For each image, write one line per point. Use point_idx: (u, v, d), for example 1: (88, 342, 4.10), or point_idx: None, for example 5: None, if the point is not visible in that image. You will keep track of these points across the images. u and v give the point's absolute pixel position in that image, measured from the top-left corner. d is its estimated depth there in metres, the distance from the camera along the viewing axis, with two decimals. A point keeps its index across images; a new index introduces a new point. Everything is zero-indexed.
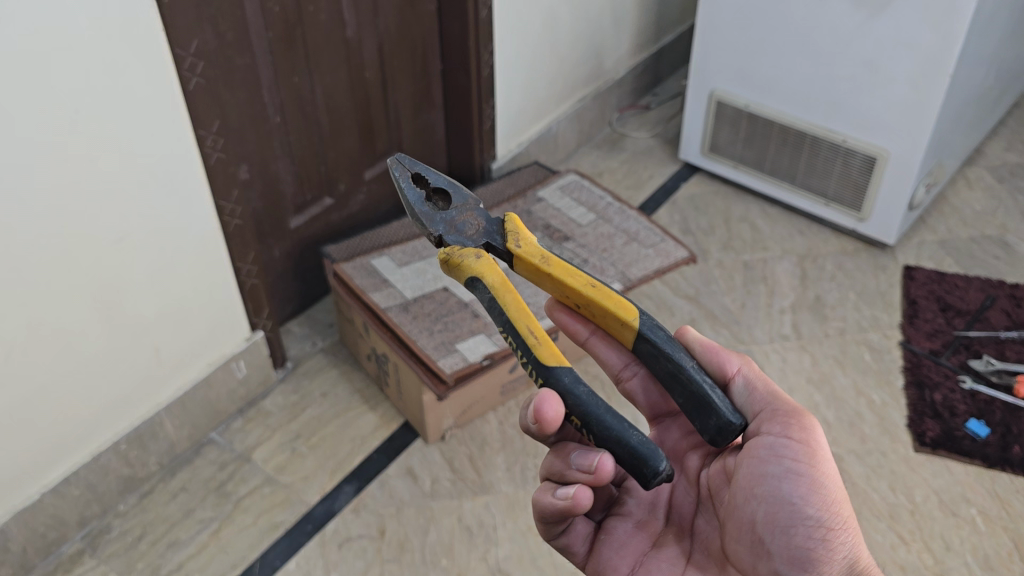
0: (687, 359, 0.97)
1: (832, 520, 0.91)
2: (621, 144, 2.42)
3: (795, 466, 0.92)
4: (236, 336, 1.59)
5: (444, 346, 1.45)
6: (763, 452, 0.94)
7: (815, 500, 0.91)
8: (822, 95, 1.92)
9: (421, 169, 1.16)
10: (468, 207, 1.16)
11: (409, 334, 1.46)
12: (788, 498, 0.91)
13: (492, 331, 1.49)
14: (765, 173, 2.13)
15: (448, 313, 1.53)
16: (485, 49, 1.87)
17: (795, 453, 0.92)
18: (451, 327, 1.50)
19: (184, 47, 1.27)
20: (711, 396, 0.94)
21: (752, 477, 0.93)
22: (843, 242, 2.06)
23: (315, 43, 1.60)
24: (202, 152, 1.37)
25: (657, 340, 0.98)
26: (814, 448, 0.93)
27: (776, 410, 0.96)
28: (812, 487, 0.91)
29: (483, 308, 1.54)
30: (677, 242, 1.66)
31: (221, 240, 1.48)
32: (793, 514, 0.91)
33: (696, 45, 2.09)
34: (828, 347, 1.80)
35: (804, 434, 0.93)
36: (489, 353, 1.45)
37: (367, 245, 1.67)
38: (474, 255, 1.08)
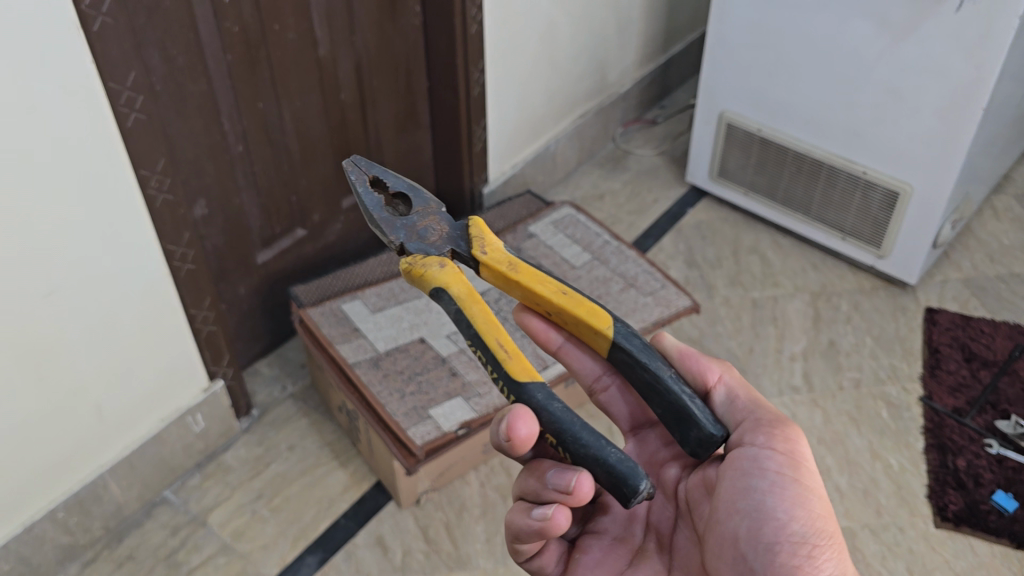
0: (665, 368, 0.90)
1: (820, 537, 0.83)
2: (624, 162, 2.28)
3: (778, 479, 0.85)
4: (193, 387, 1.45)
5: (415, 412, 1.30)
6: (746, 465, 0.86)
7: (800, 514, 0.84)
8: (842, 122, 1.76)
9: (379, 171, 1.05)
10: (430, 211, 1.05)
11: (377, 396, 1.32)
12: (772, 513, 0.84)
13: (470, 393, 1.33)
14: (777, 202, 1.98)
15: (422, 370, 1.36)
16: (474, 67, 1.72)
17: (779, 466, 0.85)
18: (425, 388, 1.34)
19: (120, 80, 1.11)
20: (690, 407, 0.88)
21: (734, 491, 0.86)
22: (861, 280, 1.91)
23: (282, 65, 1.44)
24: (146, 195, 1.22)
25: (633, 349, 0.92)
26: (799, 461, 0.86)
27: (759, 419, 0.90)
28: (797, 501, 0.84)
29: (461, 364, 1.38)
30: (679, 289, 1.51)
31: (171, 287, 1.33)
32: (778, 532, 0.83)
33: (706, 63, 1.93)
34: (842, 402, 1.65)
35: (789, 446, 0.87)
36: (466, 420, 1.30)
37: (339, 286, 1.53)
38: (436, 264, 0.98)
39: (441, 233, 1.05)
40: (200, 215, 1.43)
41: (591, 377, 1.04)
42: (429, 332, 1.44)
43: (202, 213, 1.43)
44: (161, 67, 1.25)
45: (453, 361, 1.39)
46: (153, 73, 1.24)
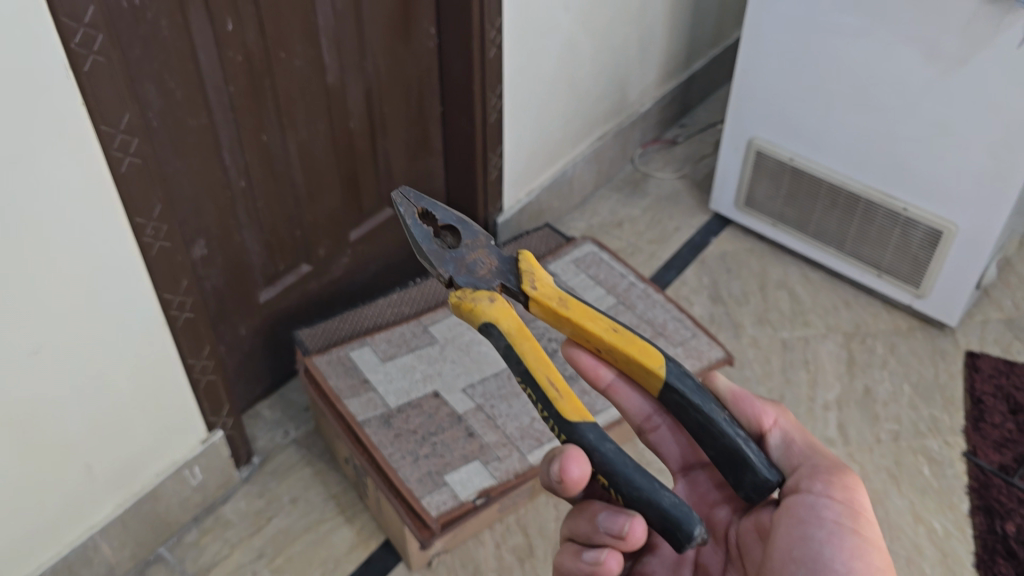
0: (719, 412, 0.89)
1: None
2: (644, 186, 2.17)
3: (834, 528, 0.83)
4: (190, 439, 1.35)
5: (430, 478, 1.20)
6: (802, 513, 0.85)
7: (859, 566, 0.81)
8: (881, 155, 1.66)
9: (427, 203, 1.02)
10: (479, 244, 1.01)
11: (389, 459, 1.22)
12: (829, 564, 0.82)
13: (489, 456, 1.24)
14: (808, 235, 1.87)
15: (437, 430, 1.27)
16: (493, 93, 1.60)
17: (836, 516, 0.84)
18: (441, 450, 1.24)
19: (113, 123, 1.00)
20: (745, 451, 0.87)
21: (789, 538, 0.84)
22: (896, 319, 1.81)
23: (288, 95, 1.33)
24: (141, 243, 1.12)
25: (685, 390, 0.91)
26: (858, 512, 0.84)
27: (816, 465, 0.88)
28: (856, 552, 0.82)
29: (478, 422, 1.29)
30: (711, 339, 1.41)
31: (169, 338, 1.23)
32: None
33: (735, 88, 1.83)
34: (880, 457, 1.55)
35: (847, 497, 0.85)
36: (485, 488, 1.20)
37: (346, 330, 1.43)
38: (487, 299, 0.96)
39: (489, 266, 1.02)
40: (198, 256, 1.32)
41: (642, 417, 1.03)
42: (444, 385, 1.34)
43: (201, 253, 1.33)
44: (158, 101, 1.14)
45: (469, 419, 1.29)
46: (149, 108, 1.14)
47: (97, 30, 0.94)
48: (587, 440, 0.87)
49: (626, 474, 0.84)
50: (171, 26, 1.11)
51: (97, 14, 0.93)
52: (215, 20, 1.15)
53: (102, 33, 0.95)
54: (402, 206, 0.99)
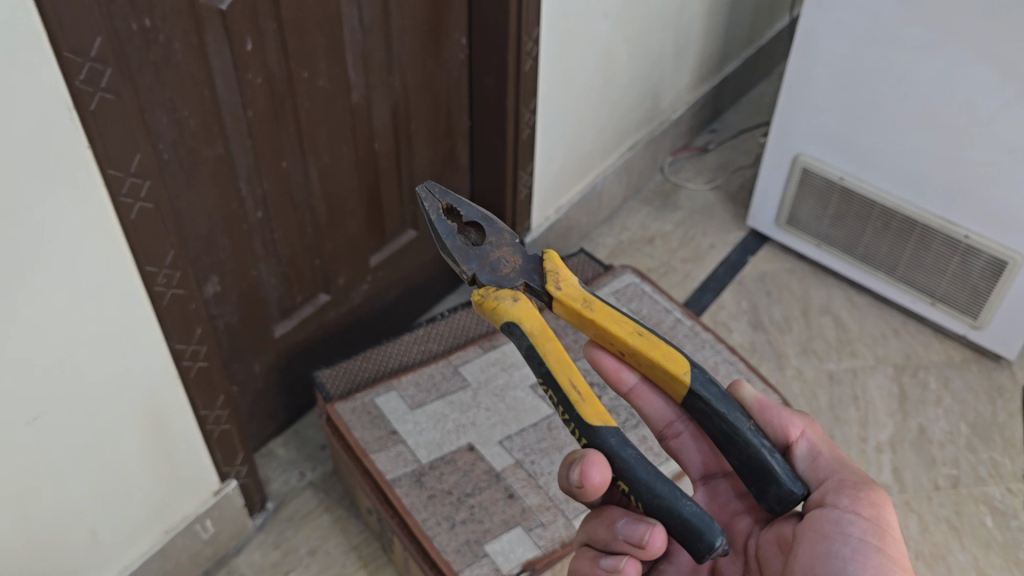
0: (745, 421, 0.85)
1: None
2: (675, 198, 2.04)
3: (860, 543, 0.78)
4: (202, 491, 1.24)
5: (468, 548, 1.09)
6: (826, 528, 0.80)
7: None
8: (941, 179, 1.54)
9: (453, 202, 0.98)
10: (504, 242, 0.97)
11: (422, 526, 1.11)
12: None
13: (532, 522, 1.13)
14: (855, 259, 1.76)
15: (474, 490, 1.16)
16: (527, 107, 1.47)
17: (862, 533, 0.79)
18: (478, 514, 1.13)
19: (123, 166, 0.88)
20: (771, 462, 0.84)
21: (811, 551, 0.79)
22: (948, 349, 1.71)
23: (310, 117, 1.20)
24: (152, 293, 1.00)
25: (711, 398, 0.87)
26: (886, 530, 0.79)
27: (843, 480, 0.84)
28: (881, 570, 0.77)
29: (518, 481, 1.18)
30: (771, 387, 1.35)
31: (180, 389, 1.11)
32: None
33: (782, 100, 1.70)
34: (939, 506, 1.46)
35: (875, 513, 0.80)
36: (528, 560, 1.09)
37: (370, 371, 1.31)
38: (509, 299, 0.90)
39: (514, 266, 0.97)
40: (211, 294, 1.20)
41: (663, 422, 0.98)
42: (478, 437, 1.23)
43: (214, 290, 1.21)
44: (169, 131, 1.02)
45: (509, 478, 1.18)
46: (159, 140, 1.01)
47: (105, 64, 0.82)
48: (608, 446, 0.83)
49: (647, 481, 0.80)
50: (185, 48, 0.98)
51: (104, 45, 0.81)
52: (233, 39, 1.03)
53: (110, 66, 0.82)
54: (426, 202, 0.95)
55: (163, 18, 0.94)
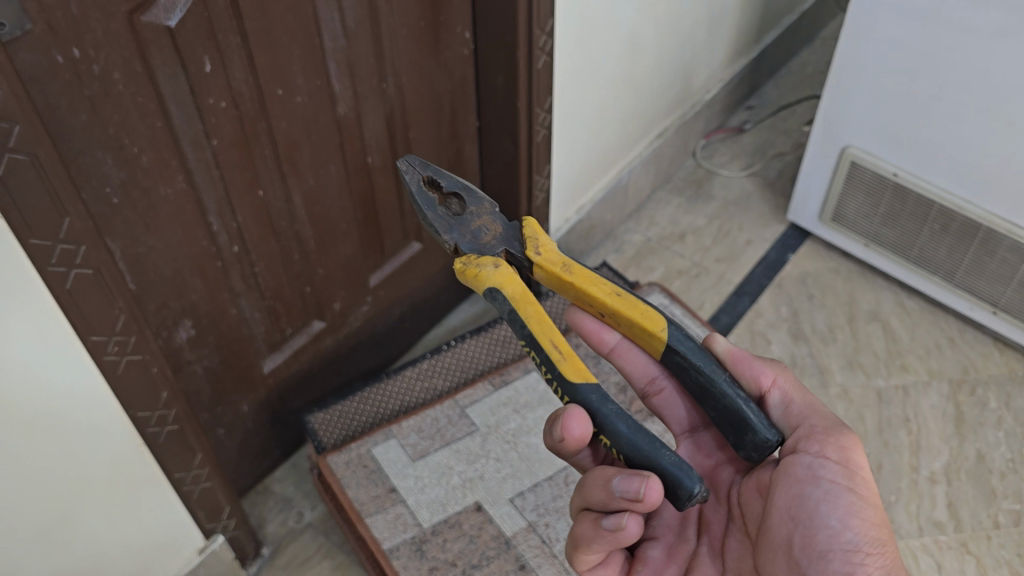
0: (720, 373, 0.78)
1: (876, 547, 0.73)
2: (707, 187, 1.88)
3: (832, 483, 0.75)
4: (185, 551, 1.12)
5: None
6: (800, 473, 0.77)
7: (855, 523, 0.74)
8: (1011, 179, 1.36)
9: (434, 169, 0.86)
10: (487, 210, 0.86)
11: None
12: (825, 522, 0.74)
13: None
14: (907, 260, 1.59)
15: (482, 561, 1.06)
16: (541, 107, 1.30)
17: (834, 476, 0.76)
18: None
19: (48, 234, 0.75)
20: (745, 412, 0.77)
21: (788, 494, 0.77)
22: (1010, 362, 1.54)
23: (289, 137, 1.05)
24: (103, 364, 0.87)
25: (686, 352, 0.79)
26: (855, 470, 0.76)
27: (815, 425, 0.80)
28: (853, 509, 0.74)
29: (530, 548, 1.07)
30: None
31: (149, 456, 0.99)
32: (831, 542, 0.73)
33: (829, 86, 1.53)
34: (1000, 547, 1.30)
35: (844, 452, 0.77)
36: None
37: (367, 415, 1.19)
38: (484, 263, 0.81)
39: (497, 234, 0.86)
40: (184, 339, 1.07)
41: (644, 379, 0.90)
42: (487, 494, 1.13)
43: (188, 334, 1.08)
44: (117, 173, 0.88)
45: (520, 546, 1.07)
46: (106, 183, 0.87)
47: (11, 121, 0.68)
48: (589, 403, 0.74)
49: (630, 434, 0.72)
50: (127, 78, 0.83)
51: (5, 100, 0.67)
52: (187, 61, 0.87)
53: (19, 123, 0.69)
54: (408, 175, 0.83)
55: (96, 47, 0.79)
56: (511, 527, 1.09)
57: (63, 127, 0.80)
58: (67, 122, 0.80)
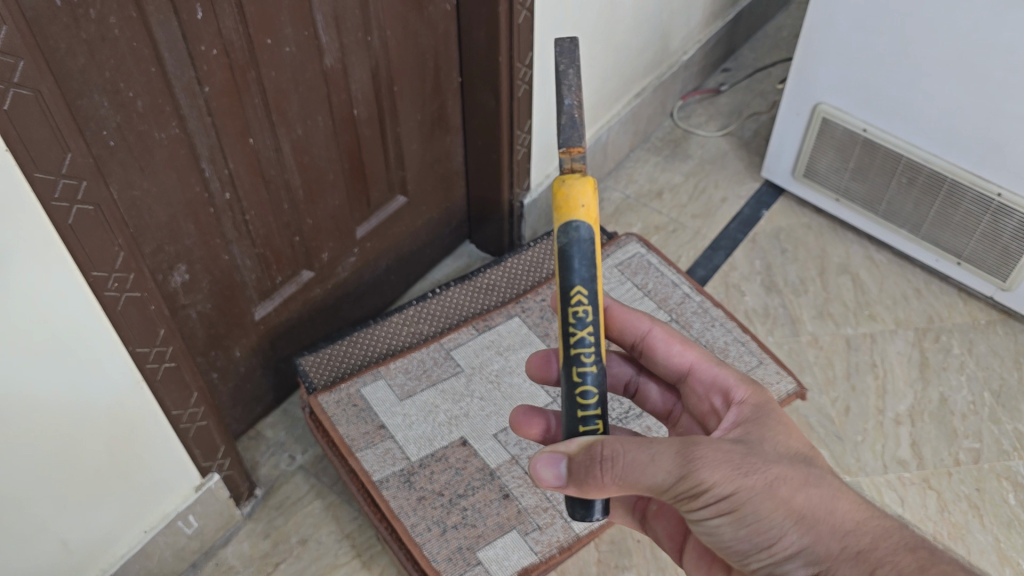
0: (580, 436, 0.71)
1: (774, 536, 0.68)
2: (685, 146, 1.93)
3: (711, 520, 0.68)
4: (182, 488, 1.17)
5: (460, 556, 1.10)
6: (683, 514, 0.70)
7: (745, 535, 0.68)
8: (975, 132, 1.42)
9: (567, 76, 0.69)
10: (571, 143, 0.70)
11: (411, 532, 1.12)
12: (725, 544, 0.70)
13: (528, 526, 1.14)
14: (876, 214, 1.65)
15: (468, 492, 1.16)
16: (522, 62, 1.34)
17: (708, 511, 0.67)
18: (472, 518, 1.14)
19: (52, 168, 0.79)
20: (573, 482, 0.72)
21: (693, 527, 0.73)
22: (973, 311, 1.60)
23: (277, 86, 1.09)
24: (103, 299, 0.91)
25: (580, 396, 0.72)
26: (718, 486, 0.66)
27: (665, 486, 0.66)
28: (734, 526, 0.68)
29: (513, 480, 1.18)
30: (782, 370, 1.33)
31: (147, 394, 1.03)
32: (739, 555, 0.70)
33: (801, 45, 1.58)
34: (960, 483, 1.36)
35: (696, 488, 0.66)
36: (523, 568, 1.10)
37: (356, 357, 1.29)
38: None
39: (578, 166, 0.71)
40: (179, 283, 1.12)
41: (630, 346, 0.92)
42: (472, 430, 1.24)
43: (183, 279, 1.12)
44: (113, 116, 0.91)
45: (504, 477, 1.18)
46: (102, 126, 0.91)
47: (16, 56, 0.72)
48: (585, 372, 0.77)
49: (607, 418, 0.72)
50: (122, 23, 0.86)
51: (11, 36, 0.71)
52: (179, 8, 0.91)
53: (22, 58, 0.72)
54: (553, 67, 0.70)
55: None
56: (494, 460, 1.20)
57: (60, 68, 0.84)
58: (66, 64, 0.84)
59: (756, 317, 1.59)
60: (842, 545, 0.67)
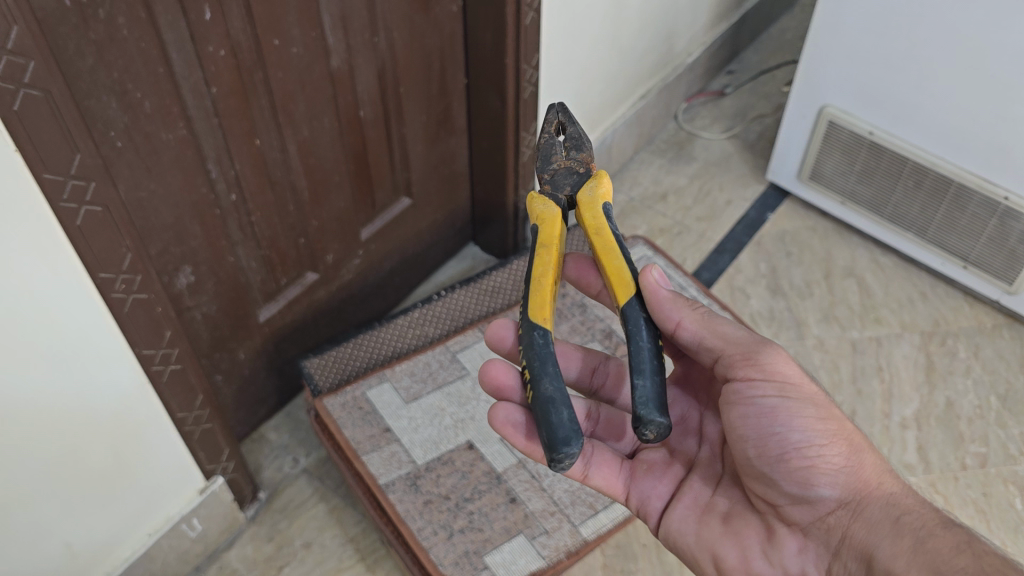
0: (545, 381, 0.78)
1: (824, 437, 0.81)
2: (689, 149, 1.92)
3: (766, 401, 0.82)
4: (186, 490, 1.16)
5: (467, 560, 1.10)
6: (738, 396, 0.84)
7: (798, 424, 0.81)
8: (983, 135, 1.42)
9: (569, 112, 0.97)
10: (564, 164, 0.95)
11: (418, 536, 1.11)
12: (771, 429, 0.82)
13: (535, 530, 1.13)
14: (882, 216, 1.65)
15: (475, 496, 1.16)
16: (529, 64, 1.33)
17: (768, 388, 0.83)
18: (478, 522, 1.13)
19: (61, 169, 0.78)
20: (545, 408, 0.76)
21: (730, 420, 0.85)
22: (978, 314, 1.60)
23: (285, 87, 1.08)
24: (109, 302, 0.90)
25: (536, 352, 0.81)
26: (792, 373, 0.84)
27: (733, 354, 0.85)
28: (790, 412, 0.82)
29: (520, 484, 1.18)
30: None
31: (153, 396, 1.02)
32: (781, 445, 0.81)
33: (808, 47, 1.57)
34: (966, 487, 1.35)
35: (769, 357, 0.83)
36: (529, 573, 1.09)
37: (362, 360, 1.30)
38: (604, 188, 0.91)
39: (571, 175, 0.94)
40: (184, 285, 1.11)
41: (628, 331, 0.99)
42: (478, 434, 1.24)
43: (188, 280, 1.11)
44: (121, 117, 0.91)
45: (510, 480, 1.18)
46: (110, 127, 0.90)
47: (27, 57, 0.71)
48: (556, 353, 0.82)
49: (542, 372, 0.79)
50: (131, 23, 0.86)
51: (22, 36, 0.70)
52: (188, 9, 0.90)
53: (33, 59, 0.72)
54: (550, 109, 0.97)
55: None
56: (500, 464, 1.19)
57: (69, 69, 0.83)
58: (75, 64, 0.83)
59: (761, 320, 1.59)
60: (878, 481, 0.80)
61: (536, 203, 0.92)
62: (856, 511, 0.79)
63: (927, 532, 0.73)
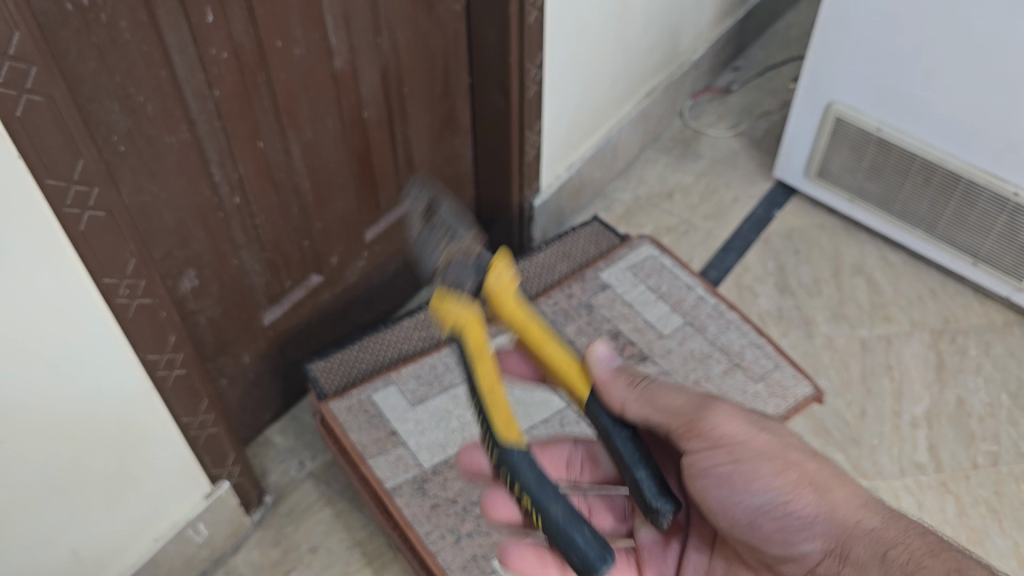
0: (555, 507, 0.73)
1: (787, 491, 0.74)
2: (695, 147, 1.91)
3: (721, 469, 0.76)
4: (192, 496, 1.16)
5: (475, 564, 1.09)
6: (693, 468, 0.78)
7: (759, 485, 0.75)
8: (992, 131, 1.40)
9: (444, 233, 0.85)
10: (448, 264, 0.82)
11: (426, 541, 1.11)
12: (734, 498, 0.76)
13: None
14: (889, 213, 1.64)
15: (483, 500, 1.15)
16: (533, 63, 1.32)
17: (721, 456, 0.76)
18: (486, 527, 1.13)
19: (63, 174, 0.78)
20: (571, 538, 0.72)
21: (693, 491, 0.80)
22: (988, 311, 1.58)
23: (287, 89, 1.08)
24: (113, 307, 0.90)
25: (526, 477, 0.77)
26: (738, 432, 0.77)
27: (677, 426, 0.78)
28: (744, 476, 0.75)
29: None
30: (798, 375, 1.31)
31: (157, 401, 1.02)
32: (746, 512, 0.76)
33: (815, 44, 1.56)
34: (978, 486, 1.34)
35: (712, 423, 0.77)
36: None
37: (367, 362, 1.30)
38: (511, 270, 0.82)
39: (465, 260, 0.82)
40: (188, 289, 1.10)
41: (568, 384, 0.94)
42: None
43: (192, 285, 1.11)
44: (124, 120, 0.90)
45: None
46: (113, 131, 0.90)
47: (29, 62, 0.71)
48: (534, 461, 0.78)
49: (546, 498, 0.74)
50: (133, 26, 0.85)
51: (25, 42, 0.69)
52: (190, 11, 0.90)
53: (35, 65, 0.71)
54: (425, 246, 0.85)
55: None
56: None
57: (71, 73, 0.82)
58: (76, 68, 0.83)
59: (769, 319, 1.57)
60: (855, 518, 0.72)
61: (508, 269, 0.80)
62: (844, 557, 0.70)
63: (915, 565, 0.65)
